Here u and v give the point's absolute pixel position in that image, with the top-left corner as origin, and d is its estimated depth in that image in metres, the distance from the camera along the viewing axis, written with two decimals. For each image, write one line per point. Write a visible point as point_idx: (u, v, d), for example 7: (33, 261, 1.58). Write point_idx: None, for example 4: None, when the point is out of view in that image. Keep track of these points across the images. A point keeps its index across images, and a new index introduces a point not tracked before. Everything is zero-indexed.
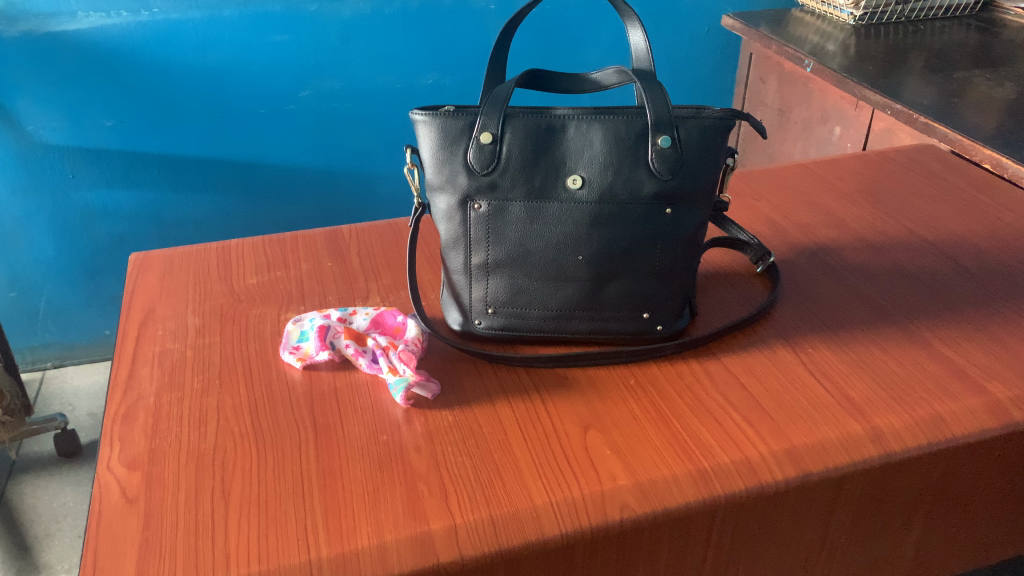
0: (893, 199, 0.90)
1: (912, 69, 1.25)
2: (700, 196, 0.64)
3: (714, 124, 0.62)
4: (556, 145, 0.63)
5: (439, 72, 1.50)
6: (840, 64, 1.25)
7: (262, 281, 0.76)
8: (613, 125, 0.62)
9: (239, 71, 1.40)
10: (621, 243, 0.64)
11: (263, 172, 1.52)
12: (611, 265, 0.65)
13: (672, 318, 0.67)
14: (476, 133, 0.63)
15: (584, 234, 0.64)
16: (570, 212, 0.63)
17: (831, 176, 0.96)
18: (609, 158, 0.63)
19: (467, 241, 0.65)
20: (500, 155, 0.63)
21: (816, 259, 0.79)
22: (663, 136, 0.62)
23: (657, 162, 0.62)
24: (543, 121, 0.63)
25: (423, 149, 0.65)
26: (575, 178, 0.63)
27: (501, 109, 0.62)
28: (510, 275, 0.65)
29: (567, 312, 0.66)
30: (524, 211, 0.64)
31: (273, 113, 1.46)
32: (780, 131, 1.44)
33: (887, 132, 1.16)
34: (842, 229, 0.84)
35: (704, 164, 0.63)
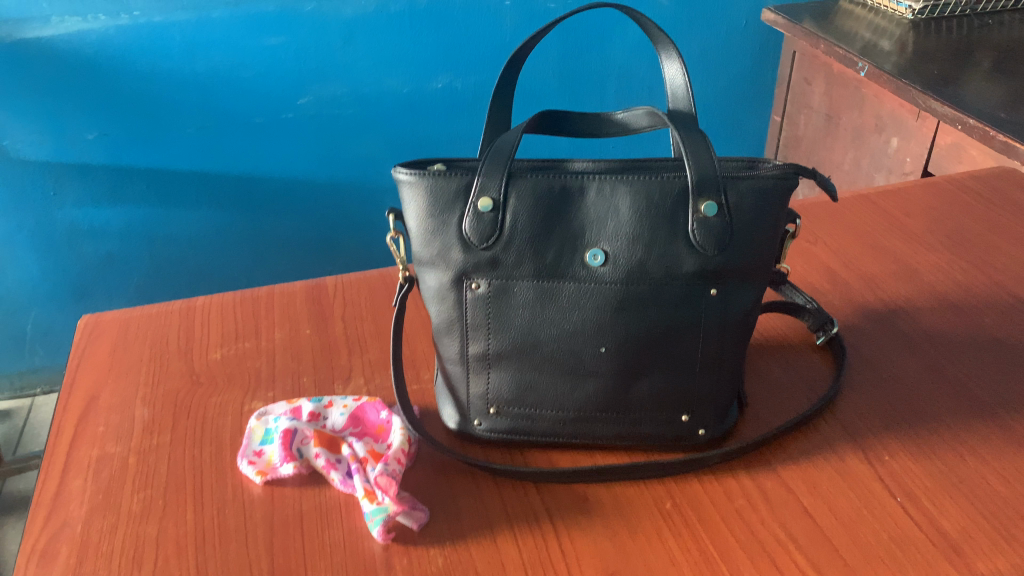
0: (972, 240, 0.77)
1: (983, 71, 1.09)
2: (753, 273, 0.52)
3: (772, 184, 0.49)
4: (572, 211, 0.51)
5: (451, 73, 1.33)
6: (896, 68, 1.10)
7: (228, 357, 0.65)
8: (644, 187, 0.50)
9: (232, 78, 1.24)
10: (654, 332, 0.52)
11: (261, 186, 1.36)
12: (642, 359, 0.52)
13: (717, 419, 0.54)
14: (473, 199, 0.51)
15: (607, 321, 0.51)
16: (590, 295, 0.51)
17: (897, 210, 0.82)
18: (639, 228, 0.50)
19: (463, 327, 0.53)
20: (503, 224, 0.51)
21: (885, 324, 0.66)
22: (707, 201, 0.49)
23: (700, 234, 0.49)
24: (556, 182, 0.50)
25: (409, 214, 0.53)
26: (596, 253, 0.51)
27: (504, 168, 0.50)
28: (517, 369, 0.53)
29: (588, 414, 0.53)
30: (532, 292, 0.52)
31: (270, 122, 1.29)
32: (828, 138, 1.30)
33: (956, 147, 1.02)
34: (915, 283, 0.71)
35: (758, 233, 0.50)
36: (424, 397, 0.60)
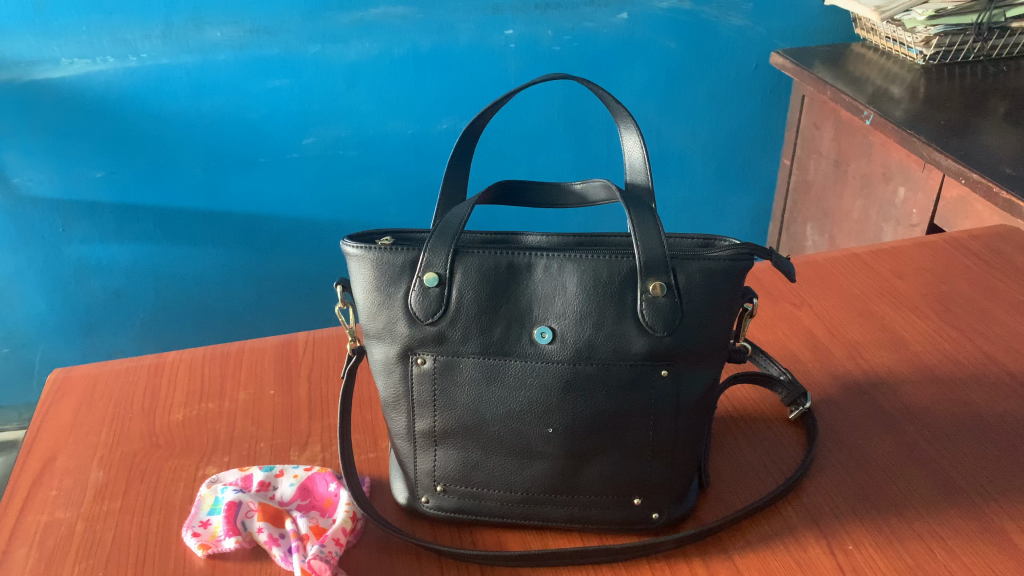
0: (968, 306, 0.74)
1: (995, 120, 1.06)
2: (708, 355, 0.50)
3: (723, 265, 0.48)
4: (519, 288, 0.50)
5: (455, 116, 1.29)
6: (903, 117, 1.08)
7: (190, 418, 0.64)
8: (592, 266, 0.49)
9: (236, 120, 1.22)
10: (602, 415, 0.50)
11: (266, 225, 1.34)
12: (591, 441, 0.50)
13: (673, 503, 0.52)
14: (419, 274, 0.50)
15: (553, 402, 0.50)
16: (537, 374, 0.50)
17: (890, 271, 0.80)
18: (586, 307, 0.49)
19: (410, 403, 0.52)
20: (448, 300, 0.50)
21: (864, 398, 0.64)
22: (655, 281, 0.48)
23: (649, 315, 0.48)
24: (503, 258, 0.50)
25: (356, 287, 0.52)
26: (543, 332, 0.49)
27: (450, 244, 0.49)
28: (464, 448, 0.52)
29: (536, 495, 0.52)
30: (479, 370, 0.50)
31: (275, 163, 1.27)
32: (837, 185, 1.27)
33: (962, 201, 0.99)
34: (900, 353, 0.69)
35: (711, 316, 0.49)
36: (377, 468, 0.59)
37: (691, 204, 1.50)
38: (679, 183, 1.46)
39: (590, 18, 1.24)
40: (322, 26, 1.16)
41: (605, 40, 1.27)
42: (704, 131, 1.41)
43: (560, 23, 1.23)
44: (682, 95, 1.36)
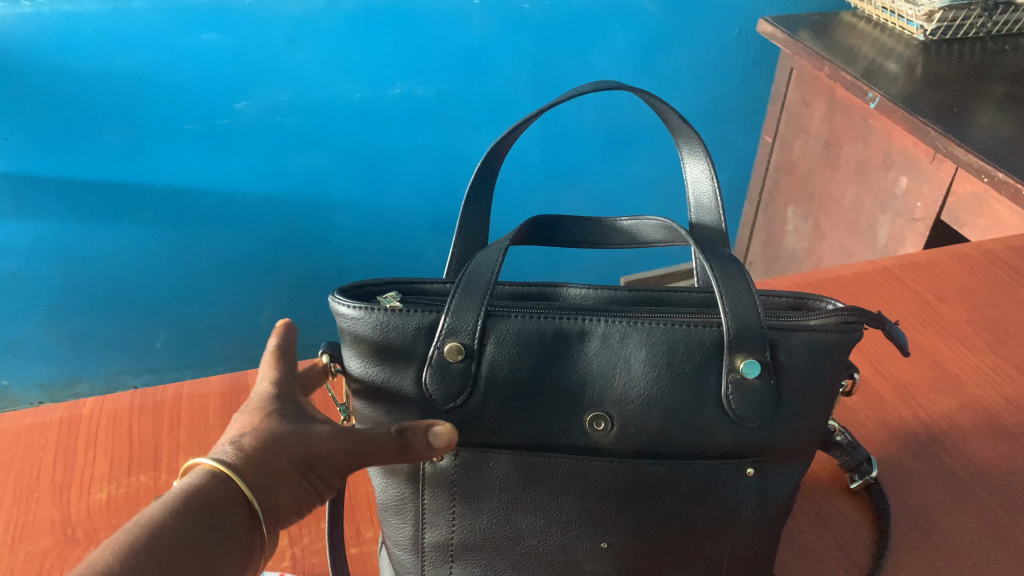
0: (1021, 336, 0.65)
1: (995, 99, 0.99)
2: (802, 448, 0.40)
3: (835, 338, 0.37)
4: (568, 363, 0.38)
5: (411, 79, 1.14)
6: (901, 94, 1.00)
7: (119, 497, 0.51)
8: (665, 337, 0.38)
9: (158, 81, 1.02)
10: (670, 526, 0.39)
11: (191, 201, 1.16)
12: (652, 558, 0.40)
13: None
14: (437, 345, 0.37)
15: (607, 511, 0.39)
16: (590, 475, 0.39)
17: (927, 292, 0.71)
18: (656, 391, 0.38)
19: (420, 507, 0.41)
20: (475, 378, 0.38)
21: (929, 457, 0.55)
22: (748, 358, 0.37)
23: (735, 401, 0.37)
24: (548, 325, 0.38)
25: (350, 357, 0.39)
26: (598, 421, 0.38)
27: (480, 305, 0.37)
28: (488, 566, 0.41)
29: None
30: (513, 470, 0.39)
31: (202, 130, 1.08)
32: (826, 169, 1.19)
33: (977, 198, 0.90)
34: (959, 397, 0.60)
35: (811, 401, 0.39)
36: (365, 567, 0.47)
37: (665, 181, 1.39)
38: (653, 160, 1.35)
39: None
40: None
41: None
42: (680, 104, 1.30)
43: None
44: (663, 64, 1.24)
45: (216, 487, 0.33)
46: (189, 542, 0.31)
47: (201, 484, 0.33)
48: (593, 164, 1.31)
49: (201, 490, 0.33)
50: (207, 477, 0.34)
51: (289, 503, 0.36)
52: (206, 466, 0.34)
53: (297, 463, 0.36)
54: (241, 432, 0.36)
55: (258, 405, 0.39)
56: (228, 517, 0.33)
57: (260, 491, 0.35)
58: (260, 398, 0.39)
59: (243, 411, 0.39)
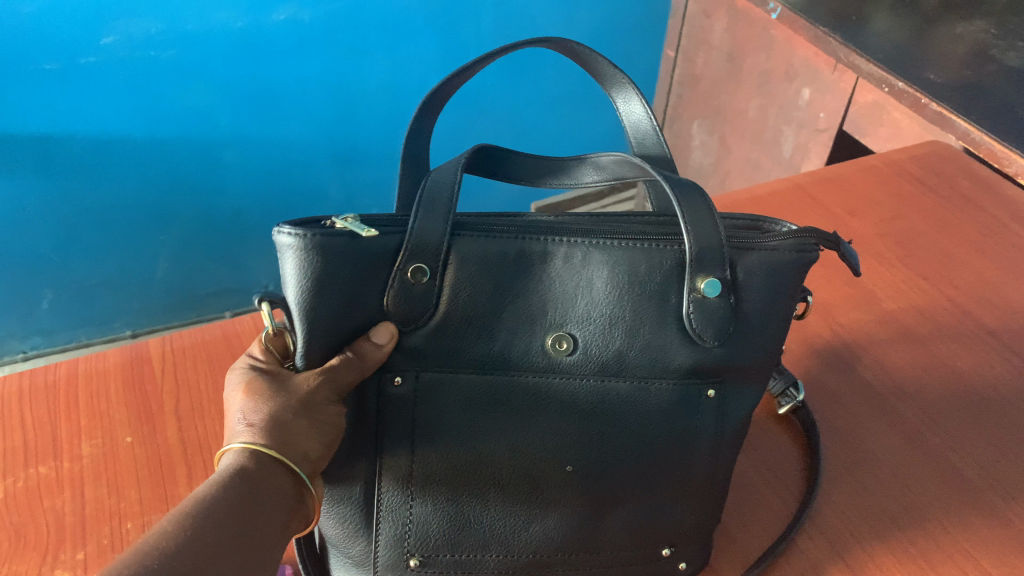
0: (928, 247, 0.67)
1: (890, 5, 1.00)
2: (761, 369, 0.41)
3: (792, 257, 0.38)
4: (532, 285, 0.38)
5: (296, 3, 1.06)
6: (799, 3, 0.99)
7: (16, 494, 0.47)
8: (627, 258, 0.38)
9: (7, 19, 0.91)
10: (634, 448, 0.40)
11: (62, 148, 1.06)
12: (617, 481, 0.41)
13: (701, 549, 0.44)
14: (400, 269, 0.36)
15: (575, 433, 0.40)
16: (553, 392, 0.39)
17: (840, 208, 0.72)
18: (618, 310, 0.38)
19: (376, 446, 0.39)
20: (436, 306, 0.37)
21: (850, 376, 0.57)
22: (707, 277, 0.37)
23: (697, 321, 0.38)
24: (513, 247, 0.38)
25: (294, 293, 0.35)
26: (561, 341, 0.39)
27: (444, 230, 0.36)
28: (452, 504, 0.40)
29: (543, 555, 0.41)
30: (478, 394, 0.39)
31: (67, 70, 0.98)
32: (729, 81, 1.19)
33: (878, 107, 0.91)
34: (876, 313, 0.61)
35: (770, 319, 0.40)
36: None
37: (569, 98, 1.36)
38: (558, 77, 1.31)
39: None
40: None
41: None
42: (582, 18, 1.26)
43: None
44: None
45: (253, 462, 0.33)
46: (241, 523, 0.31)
47: (241, 464, 0.33)
48: (495, 85, 1.26)
49: (247, 469, 0.33)
50: (242, 458, 0.33)
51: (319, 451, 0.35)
52: (237, 450, 0.33)
53: (309, 413, 0.35)
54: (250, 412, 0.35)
55: (251, 374, 0.37)
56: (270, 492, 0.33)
57: (296, 454, 0.34)
58: (247, 371, 0.37)
59: (232, 385, 0.37)
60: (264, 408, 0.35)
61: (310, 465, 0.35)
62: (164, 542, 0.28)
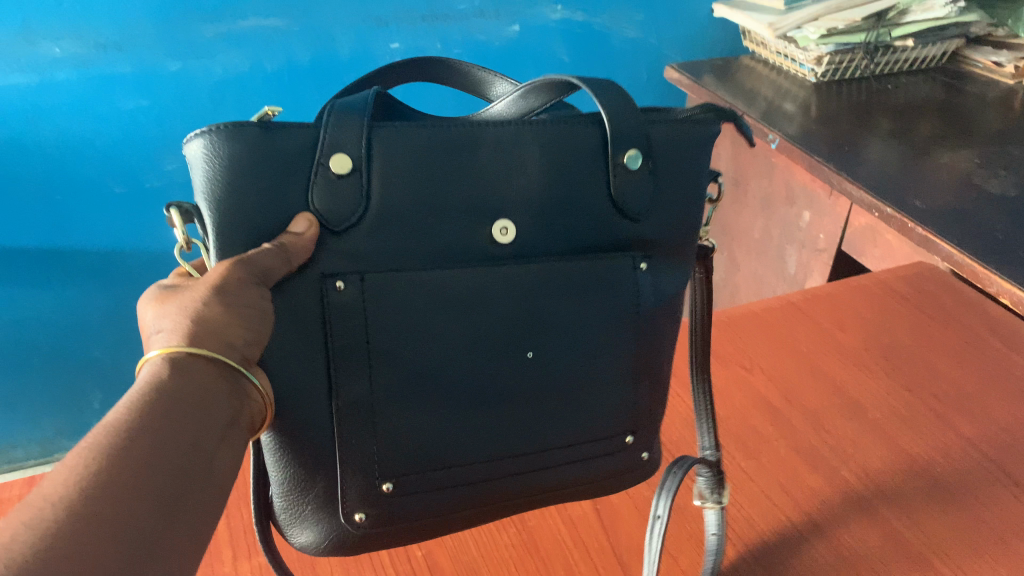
0: (910, 359, 0.73)
1: (881, 136, 1.08)
2: (679, 246, 0.50)
3: (689, 127, 0.47)
4: (474, 168, 0.42)
5: None
6: (796, 135, 1.08)
7: None
8: (548, 144, 0.44)
9: (79, 148, 1.01)
10: (584, 333, 0.47)
11: (119, 262, 1.14)
12: (564, 373, 0.47)
13: (648, 432, 0.52)
14: (325, 160, 0.40)
15: (525, 319, 0.45)
16: (508, 277, 0.44)
17: (829, 322, 0.78)
18: (549, 194, 0.44)
19: (329, 361, 0.42)
20: (365, 201, 0.41)
21: (836, 478, 0.62)
22: (625, 151, 0.45)
23: (621, 191, 0.46)
24: (453, 132, 0.42)
25: (208, 186, 0.39)
26: (504, 227, 0.44)
27: (362, 122, 0.40)
28: (412, 410, 0.43)
29: (511, 448, 0.46)
30: (434, 277, 0.43)
31: (131, 193, 1.07)
32: (735, 203, 1.28)
33: (871, 230, 0.99)
34: (860, 420, 0.67)
35: (675, 190, 0.48)
36: None
37: None
38: None
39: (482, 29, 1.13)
40: (181, 37, 0.97)
41: (498, 49, 1.16)
42: None
43: (450, 33, 1.11)
44: None
45: (176, 361, 0.34)
46: (152, 461, 0.29)
47: (158, 371, 0.33)
48: None
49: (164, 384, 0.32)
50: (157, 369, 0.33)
51: (245, 340, 0.37)
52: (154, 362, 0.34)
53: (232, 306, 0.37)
54: (161, 327, 0.36)
55: (154, 309, 0.38)
56: (187, 424, 0.32)
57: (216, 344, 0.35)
58: (150, 306, 0.38)
59: (144, 315, 0.38)
60: (174, 318, 0.36)
61: (236, 351, 0.36)
62: (67, 503, 0.26)
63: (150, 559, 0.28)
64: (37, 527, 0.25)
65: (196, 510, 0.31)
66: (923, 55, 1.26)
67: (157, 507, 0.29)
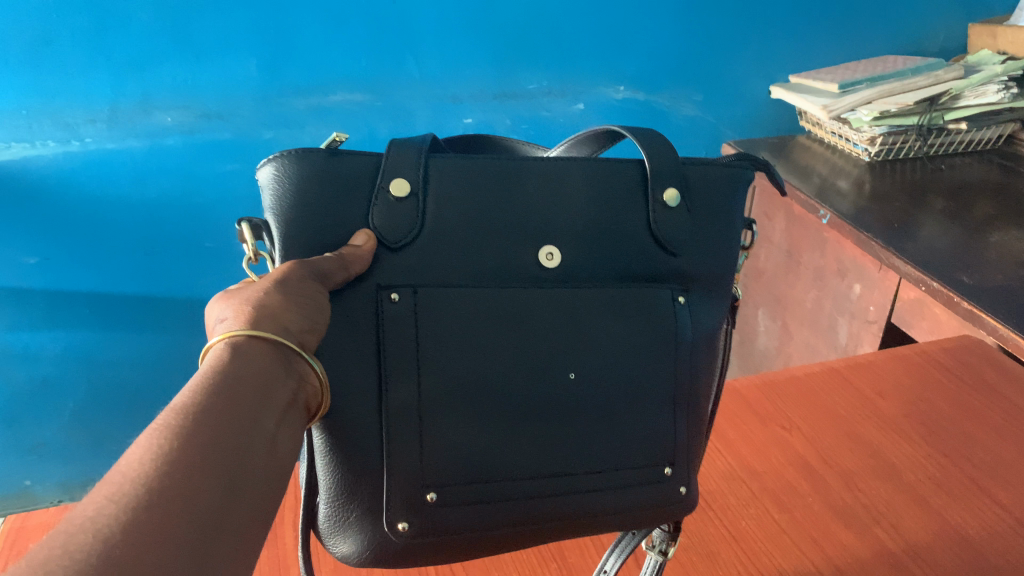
0: (949, 428, 0.75)
1: (934, 215, 1.11)
2: (714, 284, 0.55)
3: (723, 172, 0.54)
4: (519, 200, 0.49)
5: None
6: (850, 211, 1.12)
7: None
8: (583, 180, 0.50)
9: (179, 205, 1.12)
10: (628, 354, 0.50)
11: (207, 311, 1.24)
12: (610, 394, 0.49)
13: (688, 468, 0.53)
14: (385, 185, 0.47)
15: (568, 338, 0.48)
16: (553, 296, 0.49)
17: (870, 389, 0.81)
18: (588, 223, 0.50)
19: (381, 368, 0.45)
20: (421, 222, 0.47)
21: (868, 535, 0.64)
22: (666, 188, 0.51)
23: (661, 223, 0.51)
24: (496, 171, 0.49)
25: (285, 206, 0.46)
26: (549, 253, 0.49)
27: (419, 154, 0.48)
28: (459, 420, 0.46)
29: (553, 470, 0.48)
30: (482, 292, 0.47)
31: (223, 248, 1.18)
32: (789, 274, 1.31)
33: (920, 304, 1.02)
34: (895, 482, 0.69)
35: (712, 226, 0.54)
36: None
37: None
38: None
39: (548, 107, 1.21)
40: (276, 110, 1.08)
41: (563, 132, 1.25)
42: None
43: (518, 111, 1.20)
44: None
45: (243, 342, 0.35)
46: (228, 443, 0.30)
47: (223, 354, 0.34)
48: None
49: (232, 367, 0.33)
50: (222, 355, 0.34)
51: (298, 325, 0.38)
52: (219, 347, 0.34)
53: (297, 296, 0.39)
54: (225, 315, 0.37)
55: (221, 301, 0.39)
56: (249, 406, 0.32)
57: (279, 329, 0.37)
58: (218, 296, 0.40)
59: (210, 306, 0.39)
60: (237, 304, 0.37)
61: (292, 335, 0.38)
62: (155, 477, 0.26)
63: (224, 536, 0.27)
64: (121, 500, 0.25)
65: (255, 494, 0.31)
66: (978, 138, 1.29)
67: (230, 485, 0.29)
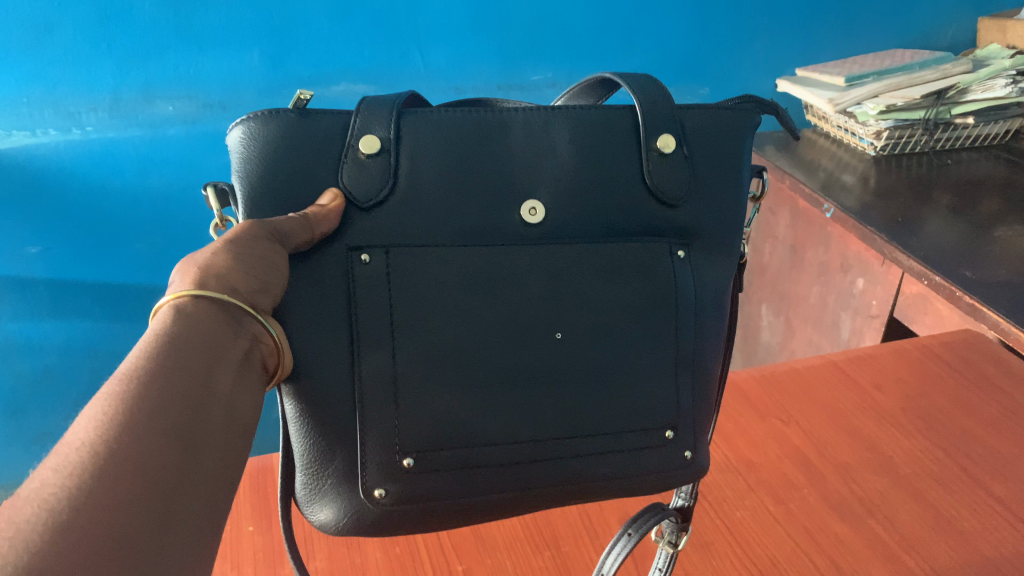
0: (948, 422, 0.75)
1: (939, 210, 1.10)
2: (717, 240, 0.53)
3: (723, 114, 0.52)
4: (502, 150, 0.48)
5: None
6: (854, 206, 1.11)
7: None
8: (565, 134, 0.49)
9: (183, 197, 1.13)
10: (619, 328, 0.49)
11: None
12: (598, 366, 0.48)
13: (690, 433, 0.52)
14: (355, 141, 0.46)
15: (551, 301, 0.48)
16: (536, 251, 0.48)
17: (869, 383, 0.81)
18: (575, 178, 0.49)
19: (353, 338, 0.45)
20: (396, 174, 0.46)
21: (862, 528, 0.64)
22: (659, 134, 0.50)
23: (655, 175, 0.50)
24: (478, 119, 0.48)
25: (252, 164, 0.45)
26: (534, 207, 0.48)
27: (393, 107, 0.47)
28: (438, 386, 0.45)
29: (539, 435, 0.47)
30: (463, 245, 0.47)
31: None
32: (793, 270, 1.31)
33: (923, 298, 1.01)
34: (891, 476, 0.69)
35: (710, 176, 0.52)
36: None
37: None
38: None
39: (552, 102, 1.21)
40: (280, 102, 1.08)
41: None
42: None
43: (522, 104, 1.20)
44: None
45: (189, 304, 0.35)
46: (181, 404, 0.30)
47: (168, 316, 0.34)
48: None
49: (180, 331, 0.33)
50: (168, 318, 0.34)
51: (245, 285, 0.38)
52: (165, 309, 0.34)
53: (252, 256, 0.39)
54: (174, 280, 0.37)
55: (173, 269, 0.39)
56: (202, 370, 0.32)
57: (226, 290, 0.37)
58: None
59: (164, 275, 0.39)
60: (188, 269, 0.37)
61: (241, 295, 0.38)
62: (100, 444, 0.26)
63: (181, 499, 0.27)
64: (65, 468, 0.25)
65: (215, 456, 0.30)
66: (986, 132, 1.28)
67: (187, 445, 0.29)
